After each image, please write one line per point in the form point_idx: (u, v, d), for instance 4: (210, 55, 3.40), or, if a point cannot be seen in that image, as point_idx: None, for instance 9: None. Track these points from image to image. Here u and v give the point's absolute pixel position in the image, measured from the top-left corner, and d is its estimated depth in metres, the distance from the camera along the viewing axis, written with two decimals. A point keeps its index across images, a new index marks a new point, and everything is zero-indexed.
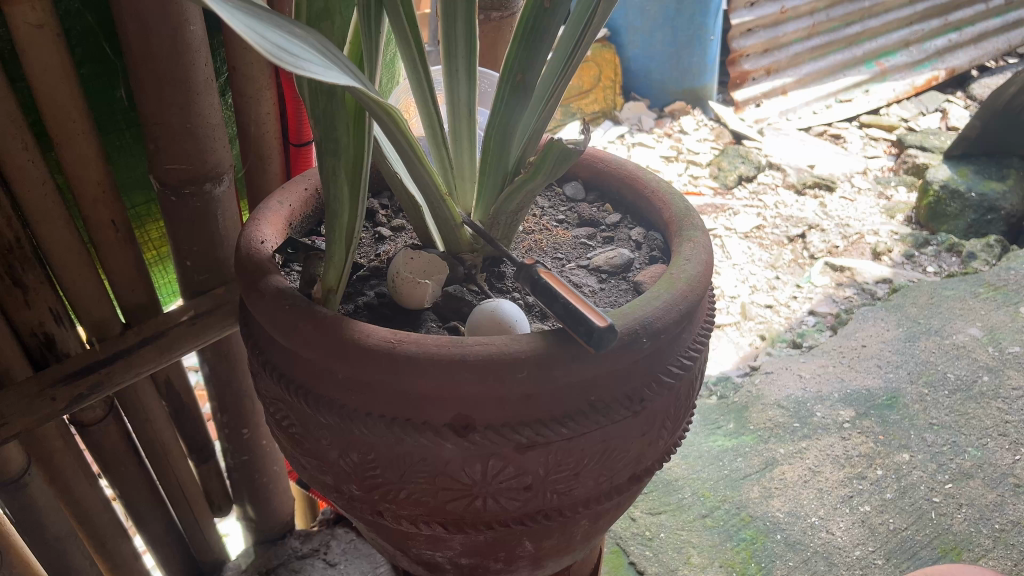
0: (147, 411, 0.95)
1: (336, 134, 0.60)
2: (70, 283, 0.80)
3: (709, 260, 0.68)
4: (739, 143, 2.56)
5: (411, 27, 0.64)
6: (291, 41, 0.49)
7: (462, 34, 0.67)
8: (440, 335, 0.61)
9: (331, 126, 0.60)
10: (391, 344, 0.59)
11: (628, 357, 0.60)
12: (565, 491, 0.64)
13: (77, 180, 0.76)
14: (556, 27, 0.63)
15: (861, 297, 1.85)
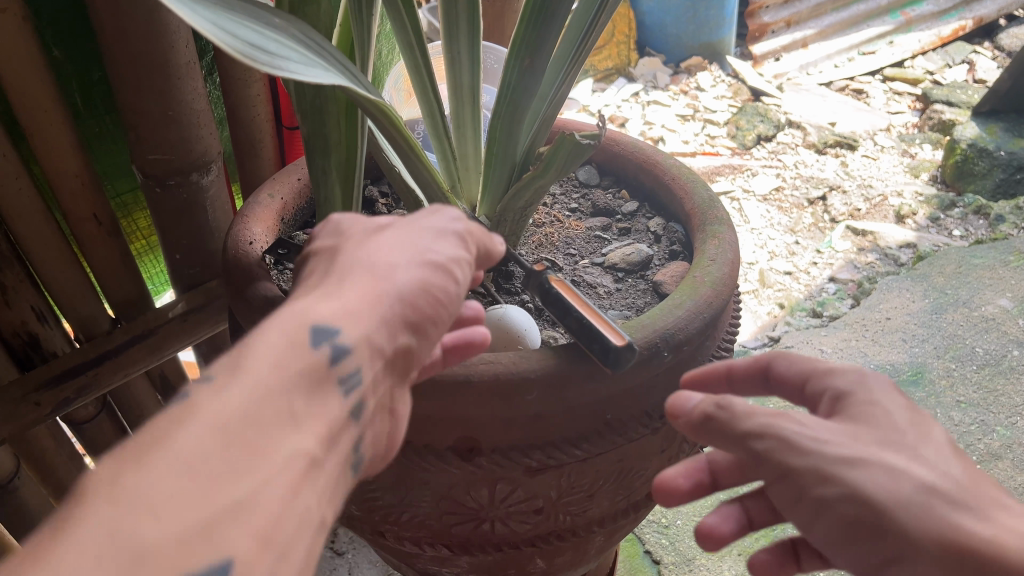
0: (142, 406, 0.92)
1: (325, 131, 0.56)
2: (53, 279, 0.76)
3: (735, 260, 0.62)
4: (758, 100, 2.45)
5: (407, 8, 0.58)
6: (268, 35, 0.46)
7: (464, 17, 0.61)
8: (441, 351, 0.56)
9: (320, 122, 0.56)
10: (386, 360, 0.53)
11: (648, 373, 0.55)
12: (579, 513, 0.60)
13: (55, 173, 0.71)
14: (567, 11, 0.57)
15: (884, 264, 1.76)
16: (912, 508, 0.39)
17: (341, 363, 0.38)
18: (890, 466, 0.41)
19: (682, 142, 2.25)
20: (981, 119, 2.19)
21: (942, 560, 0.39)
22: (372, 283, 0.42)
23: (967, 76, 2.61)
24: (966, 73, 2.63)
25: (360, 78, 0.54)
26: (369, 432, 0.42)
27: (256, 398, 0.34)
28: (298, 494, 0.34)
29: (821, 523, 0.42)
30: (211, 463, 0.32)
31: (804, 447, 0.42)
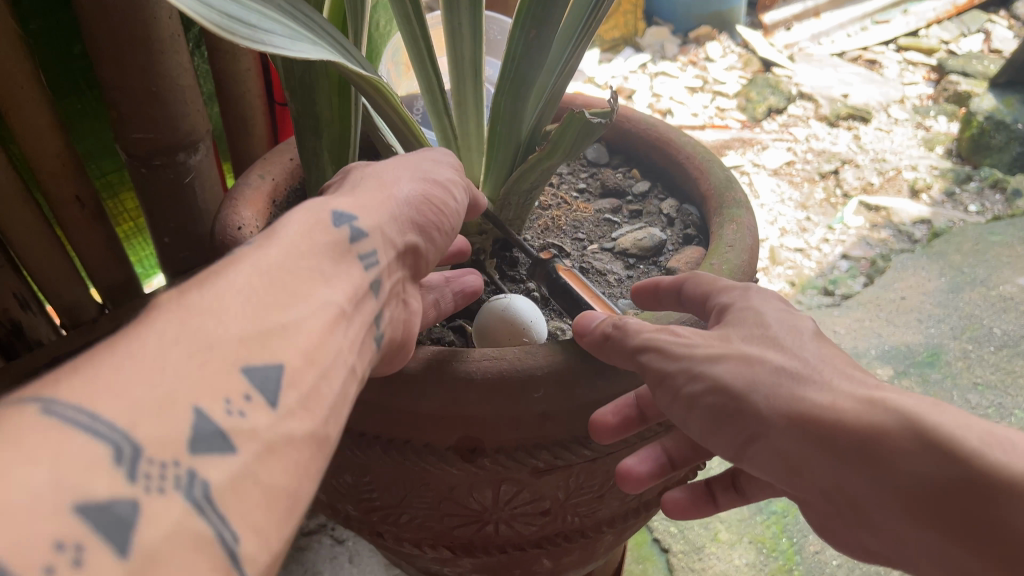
0: None
1: (316, 109, 0.53)
2: (36, 264, 0.73)
3: (754, 246, 0.58)
4: (768, 71, 2.36)
5: None
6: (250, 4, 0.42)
7: None
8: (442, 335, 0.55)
9: (311, 99, 0.52)
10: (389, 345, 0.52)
11: None
12: (588, 513, 0.57)
13: (34, 153, 0.68)
14: None
15: (898, 241, 1.68)
16: (758, 388, 0.43)
17: (357, 242, 0.47)
18: (746, 356, 0.45)
19: (691, 114, 2.14)
20: (998, 90, 2.13)
21: (792, 431, 0.42)
22: (387, 190, 0.52)
23: (983, 47, 2.54)
24: (981, 44, 2.56)
25: (354, 52, 0.50)
26: (389, 314, 0.49)
27: (297, 262, 0.43)
28: (328, 343, 0.42)
29: (695, 419, 0.46)
30: (256, 306, 0.39)
31: (671, 350, 0.46)
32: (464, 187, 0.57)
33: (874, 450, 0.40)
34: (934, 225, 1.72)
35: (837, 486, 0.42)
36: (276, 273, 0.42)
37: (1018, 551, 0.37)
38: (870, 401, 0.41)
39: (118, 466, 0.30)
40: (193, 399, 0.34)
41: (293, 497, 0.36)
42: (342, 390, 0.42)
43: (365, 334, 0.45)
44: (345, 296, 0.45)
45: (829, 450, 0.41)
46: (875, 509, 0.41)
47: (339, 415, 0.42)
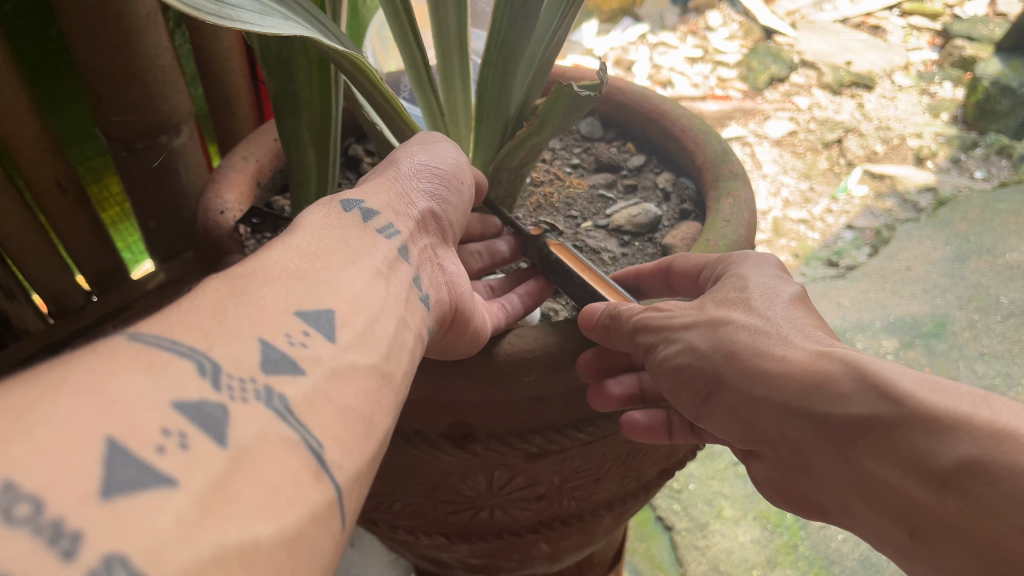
0: None
1: (296, 88, 0.51)
2: (21, 255, 0.73)
3: (752, 221, 0.57)
4: (769, 39, 2.30)
5: None
6: None
7: None
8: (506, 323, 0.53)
9: (289, 79, 0.50)
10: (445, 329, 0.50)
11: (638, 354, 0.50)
12: (585, 497, 0.56)
13: (13, 138, 0.67)
14: None
15: (904, 211, 1.56)
16: (718, 346, 0.45)
17: (371, 221, 0.47)
18: (714, 318, 0.47)
19: (691, 85, 2.09)
20: (1003, 55, 2.09)
21: (744, 383, 0.44)
22: (388, 171, 0.52)
23: (989, 9, 2.47)
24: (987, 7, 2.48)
25: (331, 27, 0.49)
26: (428, 284, 0.49)
27: (324, 234, 0.44)
28: (373, 291, 0.42)
29: (675, 385, 0.48)
30: (295, 270, 0.40)
31: (653, 321, 0.49)
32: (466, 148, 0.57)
33: (812, 393, 0.41)
34: (942, 193, 1.59)
35: (781, 431, 0.43)
36: (311, 247, 0.42)
37: (929, 474, 0.36)
38: (822, 351, 0.42)
39: (204, 377, 0.30)
40: (256, 332, 0.34)
41: (367, 420, 0.35)
42: (397, 332, 0.42)
43: (406, 287, 0.45)
44: (378, 258, 0.45)
45: (771, 397, 0.43)
46: (815, 453, 0.42)
47: (402, 356, 0.41)
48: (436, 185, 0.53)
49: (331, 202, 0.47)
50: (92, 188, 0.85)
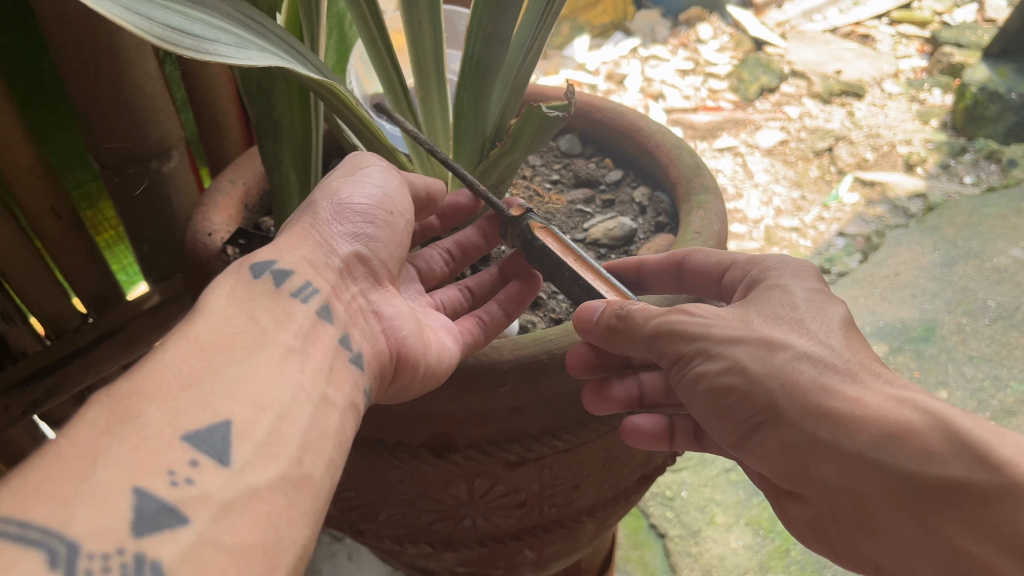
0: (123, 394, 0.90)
1: (275, 114, 0.53)
2: (17, 278, 0.75)
3: (722, 232, 0.59)
4: (760, 50, 2.25)
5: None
6: (191, 13, 0.43)
7: None
8: (484, 335, 0.57)
9: (269, 106, 0.53)
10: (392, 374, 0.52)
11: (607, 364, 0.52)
12: (565, 504, 0.57)
13: (7, 166, 0.70)
14: None
15: (895, 216, 1.60)
16: (779, 375, 0.45)
17: (282, 282, 0.48)
18: (768, 340, 0.47)
19: (683, 97, 2.06)
20: (989, 61, 2.10)
21: (805, 419, 0.44)
22: (307, 216, 0.52)
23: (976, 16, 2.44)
24: (974, 14, 2.45)
25: (312, 56, 0.52)
26: (360, 333, 0.51)
27: (230, 319, 0.45)
28: (283, 373, 0.44)
29: (709, 403, 0.48)
30: (189, 372, 0.40)
31: (692, 332, 0.48)
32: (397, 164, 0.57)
33: (889, 442, 0.42)
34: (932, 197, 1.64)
35: (837, 474, 0.43)
36: (211, 337, 0.43)
37: (1018, 549, 0.38)
38: (898, 398, 0.43)
39: (56, 567, 0.31)
40: (132, 481, 0.35)
41: (269, 556, 0.36)
42: (314, 414, 0.44)
43: (328, 360, 0.47)
44: (290, 333, 0.46)
45: (840, 440, 0.43)
46: (868, 495, 0.42)
47: (317, 441, 0.43)
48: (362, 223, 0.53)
49: (242, 267, 0.48)
50: (86, 214, 0.87)
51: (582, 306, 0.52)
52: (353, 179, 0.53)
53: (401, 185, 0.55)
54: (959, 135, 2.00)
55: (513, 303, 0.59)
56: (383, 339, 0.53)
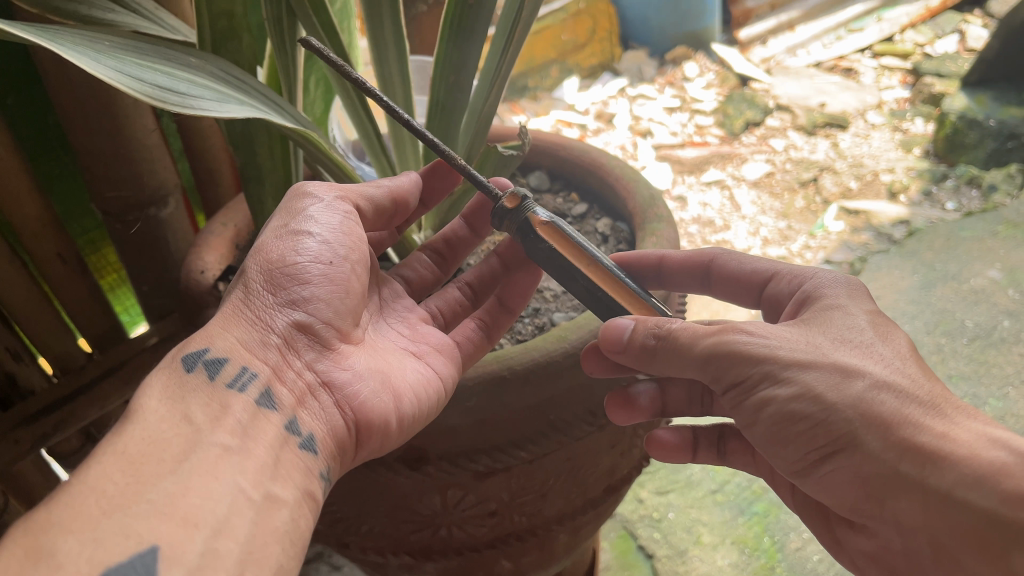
0: None
1: (258, 160, 0.61)
2: (27, 320, 0.82)
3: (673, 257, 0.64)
4: (745, 87, 2.01)
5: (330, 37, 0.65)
6: (177, 79, 0.51)
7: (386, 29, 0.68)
8: (487, 333, 0.64)
9: (252, 151, 0.60)
10: (353, 436, 0.53)
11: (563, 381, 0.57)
12: (535, 512, 0.62)
13: (17, 216, 0.77)
14: (475, 24, 0.62)
15: (880, 243, 1.58)
16: (861, 405, 0.47)
17: (217, 369, 0.49)
18: (844, 368, 0.48)
19: (670, 133, 1.85)
20: (969, 91, 1.88)
21: (888, 452, 0.46)
22: (240, 295, 0.52)
23: (961, 47, 2.11)
24: (959, 44, 2.12)
25: (288, 107, 0.60)
26: (310, 413, 0.51)
27: (163, 426, 0.45)
28: (220, 476, 0.43)
29: (777, 427, 0.50)
30: (113, 495, 0.40)
31: (757, 355, 0.49)
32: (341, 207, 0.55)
33: (980, 482, 0.45)
34: (915, 226, 1.61)
35: (919, 506, 0.46)
36: (141, 451, 0.43)
37: None
38: (988, 438, 0.46)
39: None
40: None
41: None
42: (256, 516, 0.43)
43: (274, 453, 0.47)
44: (226, 431, 0.46)
45: (927, 475, 0.46)
46: (944, 525, 0.46)
47: (261, 539, 0.42)
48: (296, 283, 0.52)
49: (176, 360, 0.49)
50: (91, 259, 0.93)
51: (608, 325, 0.53)
52: (288, 243, 0.52)
53: (342, 238, 0.53)
54: (941, 163, 1.78)
55: (513, 299, 0.66)
56: (337, 407, 0.53)
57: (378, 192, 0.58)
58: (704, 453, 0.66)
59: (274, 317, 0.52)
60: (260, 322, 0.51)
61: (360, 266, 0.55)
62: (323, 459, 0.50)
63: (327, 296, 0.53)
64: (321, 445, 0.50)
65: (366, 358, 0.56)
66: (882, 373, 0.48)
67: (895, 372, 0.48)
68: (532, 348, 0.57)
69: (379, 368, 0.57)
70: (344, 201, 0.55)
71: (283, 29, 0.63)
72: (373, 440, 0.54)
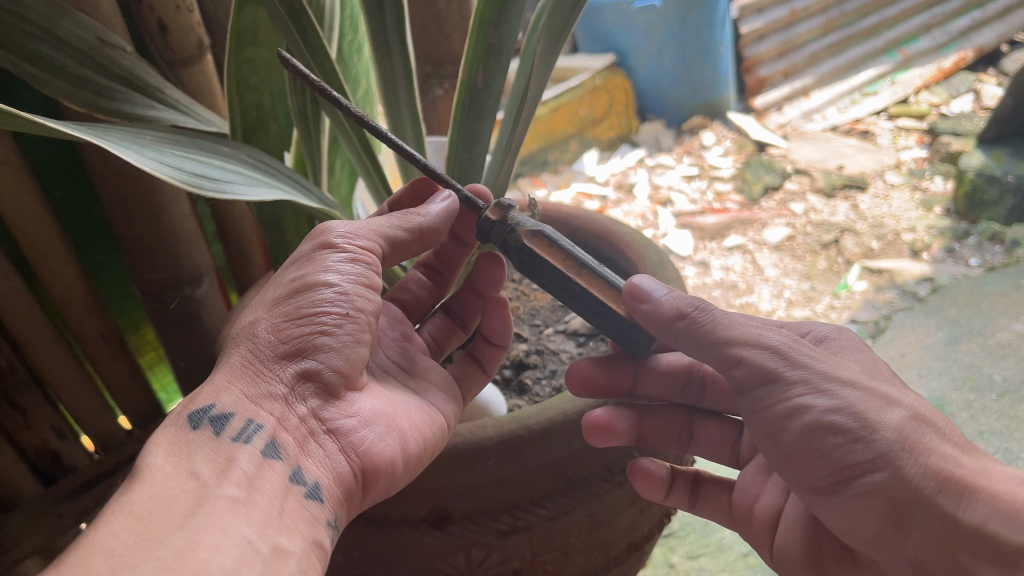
0: None
1: (280, 214, 0.70)
2: (69, 398, 0.88)
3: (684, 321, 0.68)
4: (763, 153, 1.98)
5: (353, 129, 0.72)
6: (212, 166, 0.56)
7: (405, 113, 0.78)
8: (472, 366, 0.72)
9: (276, 207, 0.69)
10: (359, 483, 0.55)
11: (577, 439, 0.60)
12: (557, 571, 0.63)
13: (63, 298, 0.83)
14: (487, 105, 0.73)
15: (904, 301, 1.46)
16: (905, 432, 0.49)
17: (225, 424, 0.51)
18: (885, 396, 0.51)
19: (690, 201, 1.80)
20: (985, 148, 1.80)
21: (927, 481, 0.48)
22: (245, 347, 0.54)
23: (975, 106, 2.09)
24: (974, 103, 2.10)
25: (312, 189, 0.65)
26: (316, 462, 0.53)
27: (170, 483, 0.46)
28: (229, 527, 0.44)
29: (800, 447, 0.51)
30: (120, 554, 0.40)
31: (794, 357, 0.51)
32: (350, 259, 0.57)
33: (1013, 516, 0.48)
34: (939, 283, 1.49)
35: (944, 534, 0.49)
36: (149, 507, 0.43)
37: None
38: (1019, 480, 0.51)
39: None
40: None
41: None
42: (264, 567, 0.44)
43: (278, 504, 0.49)
44: (232, 483, 0.48)
45: (960, 505, 0.49)
46: (966, 551, 0.48)
47: None
48: (306, 334, 0.54)
49: (179, 417, 0.51)
50: (131, 337, 0.98)
51: (636, 283, 0.58)
52: (301, 294, 0.55)
53: (348, 289, 0.55)
54: (962, 221, 1.68)
55: (497, 336, 0.71)
56: (342, 454, 0.55)
57: (376, 228, 0.60)
58: (676, 495, 0.65)
59: (279, 368, 0.54)
60: (265, 375, 0.54)
61: (369, 314, 0.58)
62: (329, 508, 0.52)
63: (332, 345, 0.55)
64: (325, 493, 0.52)
65: (368, 403, 0.59)
66: (918, 406, 0.51)
67: (925, 406, 0.52)
68: (549, 408, 0.62)
69: (381, 413, 0.59)
70: (361, 248, 0.58)
71: (307, 118, 0.71)
72: (379, 485, 0.56)
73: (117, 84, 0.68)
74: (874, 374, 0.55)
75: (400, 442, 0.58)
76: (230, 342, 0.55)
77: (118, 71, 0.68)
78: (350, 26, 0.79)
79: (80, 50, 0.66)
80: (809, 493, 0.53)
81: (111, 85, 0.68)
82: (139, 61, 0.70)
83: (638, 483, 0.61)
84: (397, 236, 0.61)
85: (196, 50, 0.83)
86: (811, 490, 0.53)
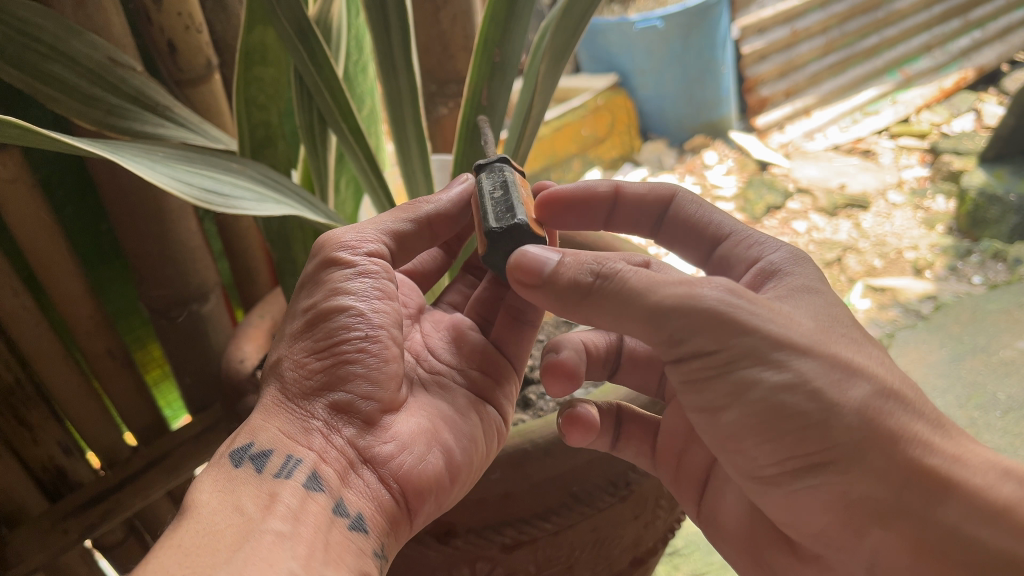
0: (159, 516, 0.98)
1: (287, 230, 0.71)
2: (76, 415, 0.88)
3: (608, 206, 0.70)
4: (765, 171, 1.95)
5: (359, 145, 0.73)
6: (223, 183, 0.57)
7: (411, 133, 0.79)
8: (510, 341, 0.69)
9: (283, 222, 0.70)
10: (406, 509, 0.55)
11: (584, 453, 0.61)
12: None
13: (70, 315, 0.84)
14: (492, 117, 0.74)
15: (907, 319, 1.46)
16: (869, 413, 0.48)
17: (265, 461, 0.52)
18: (847, 366, 0.48)
19: None
20: (986, 167, 1.80)
21: None
22: (277, 389, 0.56)
23: (977, 125, 2.09)
24: (975, 122, 2.11)
25: (319, 204, 0.66)
26: (357, 493, 0.53)
27: (215, 519, 0.47)
28: (274, 561, 0.44)
29: (763, 419, 0.50)
30: None
31: (738, 317, 0.48)
32: (361, 274, 0.57)
33: (995, 517, 0.47)
34: (942, 301, 1.50)
35: None
36: (196, 542, 0.45)
37: None
38: (1001, 471, 0.49)
39: None
40: None
41: None
42: None
43: (322, 537, 0.48)
44: (277, 518, 0.48)
45: (934, 508, 0.48)
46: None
47: None
48: (333, 362, 0.55)
49: (223, 458, 0.53)
50: (137, 353, 0.99)
51: (524, 256, 0.53)
52: (322, 323, 0.56)
53: (367, 311, 0.56)
54: (964, 239, 1.68)
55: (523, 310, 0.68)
56: (382, 483, 0.55)
57: (380, 228, 0.61)
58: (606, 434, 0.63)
59: (311, 405, 0.55)
60: (299, 412, 0.55)
61: (398, 332, 0.58)
62: (374, 537, 0.52)
63: (361, 371, 0.55)
64: (369, 523, 0.52)
65: (410, 423, 0.58)
66: (886, 378, 0.49)
67: (897, 378, 0.50)
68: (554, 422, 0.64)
69: (423, 430, 0.58)
70: (374, 261, 0.59)
71: (314, 136, 0.72)
72: (424, 506, 0.56)
73: (127, 103, 0.69)
74: (827, 331, 0.51)
75: (440, 460, 0.57)
76: (265, 381, 0.57)
77: (128, 90, 0.69)
78: (355, 46, 0.80)
79: (91, 69, 0.67)
80: (756, 482, 0.55)
81: (122, 103, 0.69)
82: (149, 81, 0.71)
83: (575, 434, 0.59)
84: (404, 230, 0.62)
85: (204, 70, 0.84)
86: (756, 479, 0.55)
